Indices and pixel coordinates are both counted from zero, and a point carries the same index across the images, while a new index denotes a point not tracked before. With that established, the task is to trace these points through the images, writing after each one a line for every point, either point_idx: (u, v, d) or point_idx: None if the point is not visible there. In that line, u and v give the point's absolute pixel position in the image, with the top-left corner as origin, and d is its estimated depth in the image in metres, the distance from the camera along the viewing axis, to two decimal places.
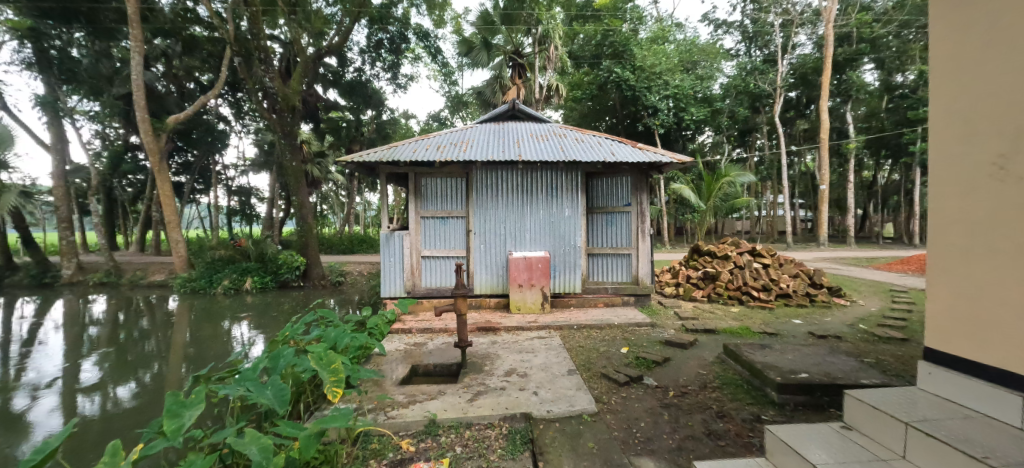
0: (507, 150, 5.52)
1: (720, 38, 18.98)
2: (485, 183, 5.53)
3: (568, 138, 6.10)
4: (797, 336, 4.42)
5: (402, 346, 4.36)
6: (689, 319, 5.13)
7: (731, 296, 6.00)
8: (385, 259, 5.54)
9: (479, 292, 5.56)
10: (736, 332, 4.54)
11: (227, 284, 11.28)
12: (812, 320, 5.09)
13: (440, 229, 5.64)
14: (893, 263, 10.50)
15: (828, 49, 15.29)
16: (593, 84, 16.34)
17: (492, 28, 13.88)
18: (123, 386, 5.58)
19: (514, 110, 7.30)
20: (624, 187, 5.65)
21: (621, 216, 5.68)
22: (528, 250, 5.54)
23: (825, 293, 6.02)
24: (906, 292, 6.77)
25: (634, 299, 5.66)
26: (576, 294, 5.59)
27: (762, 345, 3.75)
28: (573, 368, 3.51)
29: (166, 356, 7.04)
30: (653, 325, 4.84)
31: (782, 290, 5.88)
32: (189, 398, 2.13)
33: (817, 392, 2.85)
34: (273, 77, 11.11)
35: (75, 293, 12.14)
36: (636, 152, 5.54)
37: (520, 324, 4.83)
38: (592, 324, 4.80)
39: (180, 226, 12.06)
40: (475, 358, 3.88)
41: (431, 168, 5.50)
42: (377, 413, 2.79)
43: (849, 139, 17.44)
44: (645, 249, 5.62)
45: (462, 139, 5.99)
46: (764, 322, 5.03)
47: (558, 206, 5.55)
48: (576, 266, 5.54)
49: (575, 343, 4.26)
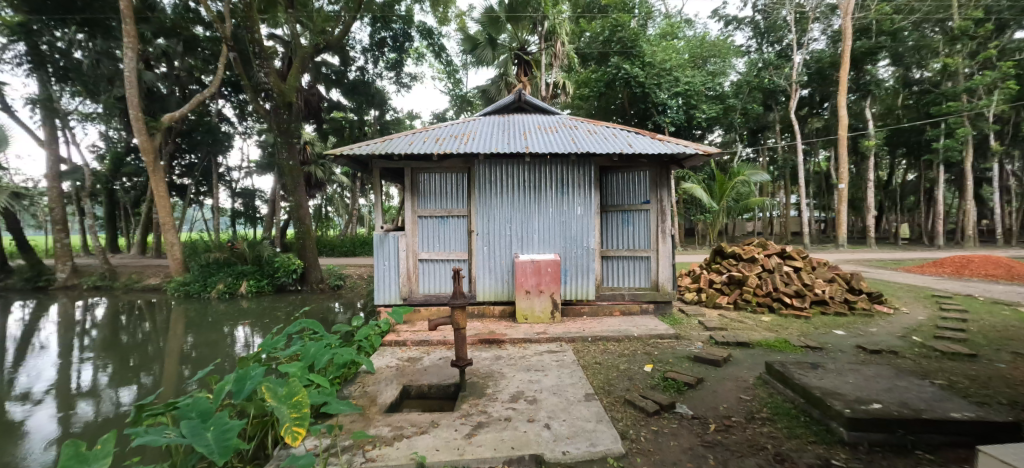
0: (513, 143, 5.02)
1: (731, 34, 18.41)
2: (489, 178, 5.03)
3: (579, 130, 5.59)
4: (845, 351, 3.87)
5: (394, 361, 3.85)
6: (717, 330, 4.58)
7: (760, 304, 5.43)
8: (378, 262, 5.03)
9: (481, 299, 5.03)
10: (774, 346, 4.00)
11: (222, 288, 10.82)
12: (857, 332, 4.53)
13: (439, 230, 5.13)
14: (925, 265, 9.85)
15: (848, 42, 14.65)
16: (600, 81, 15.67)
17: (498, 26, 13.24)
18: (126, 392, 5.22)
19: (520, 102, 6.78)
20: (642, 182, 5.15)
21: (639, 214, 5.16)
22: (536, 252, 5.01)
23: (864, 299, 5.44)
24: (950, 298, 6.19)
25: (654, 307, 5.09)
26: (589, 302, 5.05)
27: (813, 365, 3.19)
28: (592, 393, 2.99)
29: (166, 360, 6.68)
30: (679, 338, 4.29)
31: (817, 296, 5.31)
32: (93, 450, 1.68)
33: (898, 429, 2.32)
34: (269, 72, 10.59)
35: (69, 297, 11.79)
36: (656, 143, 5.02)
37: (528, 336, 4.30)
38: (608, 336, 4.27)
39: (175, 227, 11.62)
40: (476, 378, 3.35)
41: (428, 162, 5.02)
42: (354, 453, 2.29)
43: (868, 137, 16.77)
44: (665, 251, 5.07)
45: (463, 131, 5.50)
46: (803, 333, 4.48)
47: (569, 204, 5.03)
48: (589, 270, 5.00)
49: (590, 360, 3.73)
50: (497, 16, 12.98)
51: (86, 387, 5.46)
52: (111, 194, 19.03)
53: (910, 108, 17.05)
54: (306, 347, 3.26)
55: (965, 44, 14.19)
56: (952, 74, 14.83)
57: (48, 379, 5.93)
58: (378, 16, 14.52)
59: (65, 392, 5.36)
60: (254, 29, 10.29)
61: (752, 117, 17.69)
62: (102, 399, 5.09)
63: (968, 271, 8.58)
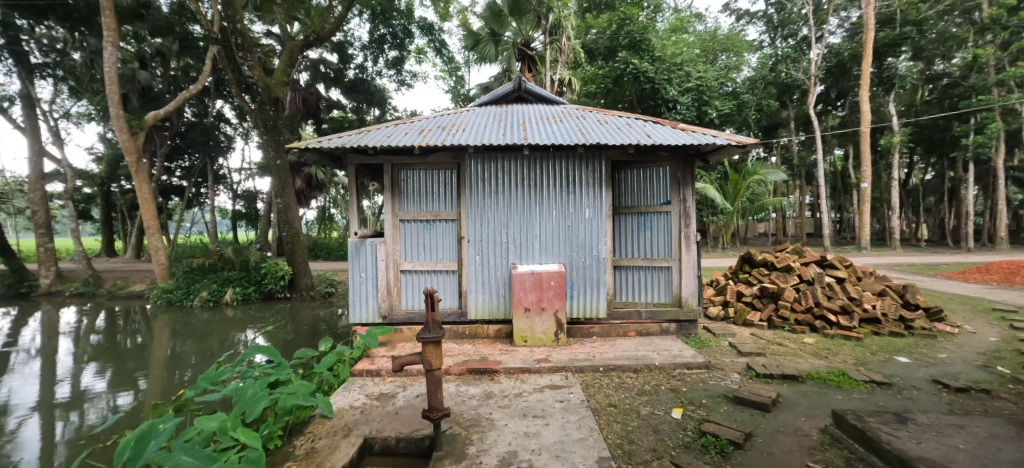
0: (509, 134, 4.32)
1: (743, 29, 17.49)
2: (482, 175, 4.30)
3: (587, 120, 4.87)
4: (921, 390, 3.10)
5: (362, 399, 3.15)
6: (755, 356, 3.82)
7: (800, 322, 4.63)
8: (353, 274, 4.33)
9: (474, 317, 4.30)
10: (830, 381, 3.24)
11: (206, 296, 10.22)
12: (924, 360, 3.76)
13: (425, 236, 4.42)
14: (966, 271, 8.96)
15: (870, 33, 13.67)
16: (608, 77, 14.66)
17: (501, 20, 12.49)
18: (100, 412, 4.68)
19: (520, 91, 6.06)
20: (661, 179, 4.40)
21: (657, 217, 4.41)
22: (536, 263, 4.27)
23: (922, 317, 4.64)
24: (1017, 313, 5.37)
25: (677, 327, 4.32)
26: (599, 320, 4.31)
27: (898, 417, 2.45)
28: (606, 456, 2.28)
29: (145, 372, 6.11)
30: (710, 368, 3.53)
31: (867, 313, 4.53)
32: None
33: None
34: (253, 65, 9.91)
35: (51, 304, 11.22)
36: (677, 133, 4.28)
37: (528, 365, 3.57)
38: (624, 365, 3.52)
39: (160, 231, 10.96)
40: (457, 430, 2.61)
41: (411, 157, 4.31)
42: None
43: (891, 133, 15.76)
44: (689, 260, 4.30)
45: (454, 122, 4.81)
46: (859, 361, 3.72)
47: (577, 206, 4.28)
48: (600, 284, 4.26)
49: (603, 400, 3.01)
50: (499, 9, 12.25)
51: (69, 400, 5.09)
52: (107, 196, 18.61)
53: (932, 103, 15.88)
54: (242, 388, 2.64)
55: (996, 34, 13.27)
56: (980, 66, 13.86)
57: (12, 395, 5.40)
58: (377, 10, 13.83)
59: (33, 411, 4.84)
60: (237, 20, 9.51)
61: (767, 114, 16.86)
62: (72, 420, 4.56)
63: (1020, 277, 7.71)
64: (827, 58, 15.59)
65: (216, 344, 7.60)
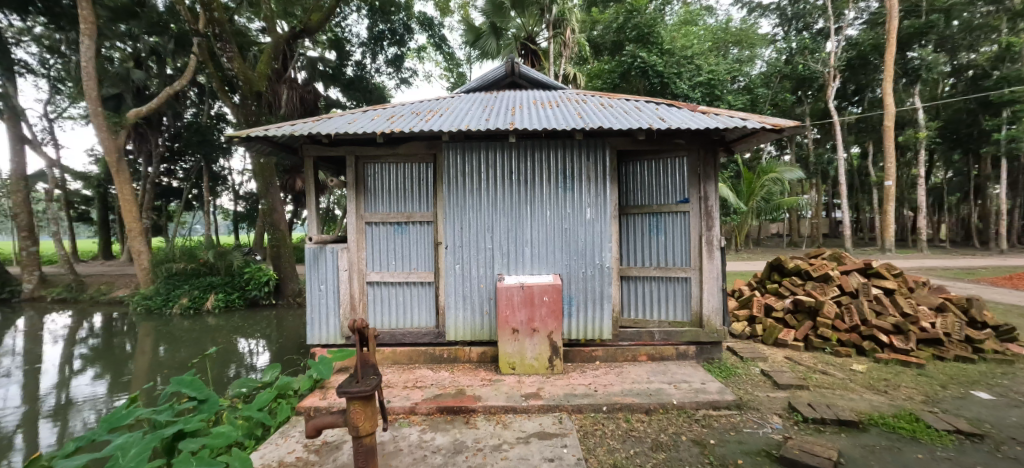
0: (493, 120, 3.65)
1: (755, 22, 16.63)
2: (461, 168, 3.60)
3: (588, 104, 4.16)
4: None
5: (299, 451, 2.47)
6: (796, 390, 3.09)
7: (844, 343, 3.89)
8: (312, 286, 3.67)
9: (454, 338, 3.62)
10: (902, 430, 2.50)
11: (186, 303, 9.68)
12: (1011, 396, 3.00)
13: (395, 240, 3.74)
14: (1014, 277, 8.08)
15: (894, 22, 12.71)
16: (614, 72, 13.76)
17: (502, 13, 11.76)
18: (88, 415, 4.35)
19: (514, 75, 5.37)
20: (676, 173, 3.68)
21: (672, 217, 3.70)
22: (527, 273, 3.58)
23: (992, 337, 3.89)
24: None
25: (696, 350, 3.59)
26: (603, 342, 3.60)
27: None
28: None
29: (127, 376, 5.71)
30: (742, 408, 2.80)
31: (927, 333, 3.78)
32: None
33: None
34: (232, 57, 9.33)
35: (34, 309, 10.76)
36: (697, 116, 3.56)
37: (516, 401, 2.87)
38: (634, 403, 2.81)
39: (144, 235, 10.41)
40: None
41: (379, 148, 3.64)
42: None
43: (917, 127, 14.78)
44: (711, 269, 3.58)
45: (434, 108, 4.15)
46: (927, 396, 2.99)
47: (576, 204, 3.58)
48: (604, 299, 3.55)
49: (606, 457, 2.31)
50: (501, 3, 11.51)
51: (56, 403, 4.76)
52: (102, 198, 18.26)
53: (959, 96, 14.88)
54: (123, 447, 2.02)
55: None
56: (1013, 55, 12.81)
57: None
58: (374, 5, 13.20)
59: (16, 415, 4.51)
60: (213, 8, 8.88)
61: (783, 109, 16.02)
62: (61, 422, 4.24)
63: None
64: (846, 51, 14.68)
65: (186, 352, 6.98)
